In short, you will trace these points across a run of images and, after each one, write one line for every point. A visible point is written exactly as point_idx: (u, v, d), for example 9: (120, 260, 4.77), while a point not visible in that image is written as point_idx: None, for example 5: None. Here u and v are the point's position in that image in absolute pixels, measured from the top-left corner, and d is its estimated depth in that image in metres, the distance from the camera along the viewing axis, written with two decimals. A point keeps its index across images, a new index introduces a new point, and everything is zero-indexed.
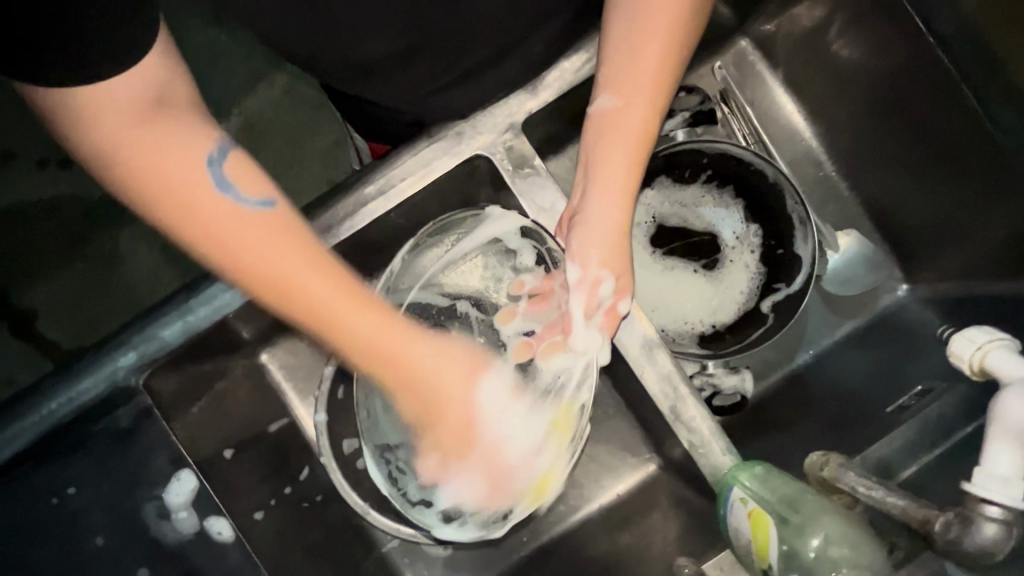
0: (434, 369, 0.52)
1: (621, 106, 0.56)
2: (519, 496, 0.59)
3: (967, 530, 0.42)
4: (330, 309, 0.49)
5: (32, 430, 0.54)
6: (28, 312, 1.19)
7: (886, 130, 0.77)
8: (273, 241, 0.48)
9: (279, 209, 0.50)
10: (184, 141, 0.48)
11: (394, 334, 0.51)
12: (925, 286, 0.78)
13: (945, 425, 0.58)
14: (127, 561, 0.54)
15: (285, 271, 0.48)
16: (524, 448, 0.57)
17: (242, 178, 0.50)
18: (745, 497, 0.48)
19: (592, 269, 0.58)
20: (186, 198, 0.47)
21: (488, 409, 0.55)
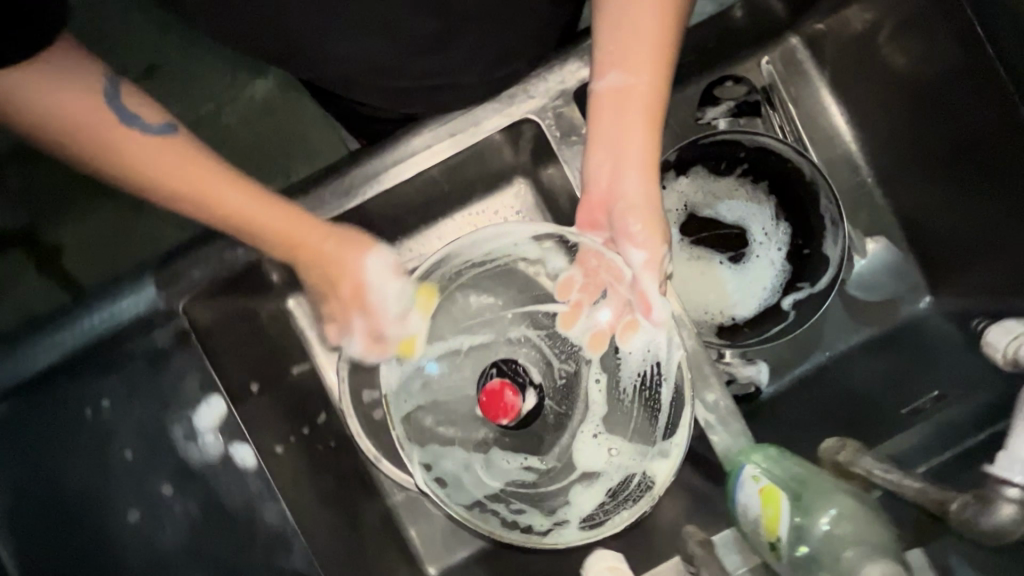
0: (332, 250, 0.57)
1: (630, 80, 0.55)
2: (657, 458, 0.59)
3: (983, 512, 0.41)
4: (247, 212, 0.54)
5: (74, 337, 0.56)
6: (52, 247, 1.15)
7: (926, 141, 0.76)
8: (171, 158, 0.53)
9: (177, 133, 0.54)
10: (79, 85, 0.51)
11: (305, 230, 0.56)
12: (947, 299, 0.78)
13: (958, 429, 0.58)
14: (153, 476, 0.57)
15: (211, 193, 0.53)
16: (400, 309, 0.61)
17: (141, 109, 0.53)
18: (758, 474, 0.51)
19: (654, 246, 0.57)
20: (80, 132, 0.51)
21: (378, 275, 0.59)
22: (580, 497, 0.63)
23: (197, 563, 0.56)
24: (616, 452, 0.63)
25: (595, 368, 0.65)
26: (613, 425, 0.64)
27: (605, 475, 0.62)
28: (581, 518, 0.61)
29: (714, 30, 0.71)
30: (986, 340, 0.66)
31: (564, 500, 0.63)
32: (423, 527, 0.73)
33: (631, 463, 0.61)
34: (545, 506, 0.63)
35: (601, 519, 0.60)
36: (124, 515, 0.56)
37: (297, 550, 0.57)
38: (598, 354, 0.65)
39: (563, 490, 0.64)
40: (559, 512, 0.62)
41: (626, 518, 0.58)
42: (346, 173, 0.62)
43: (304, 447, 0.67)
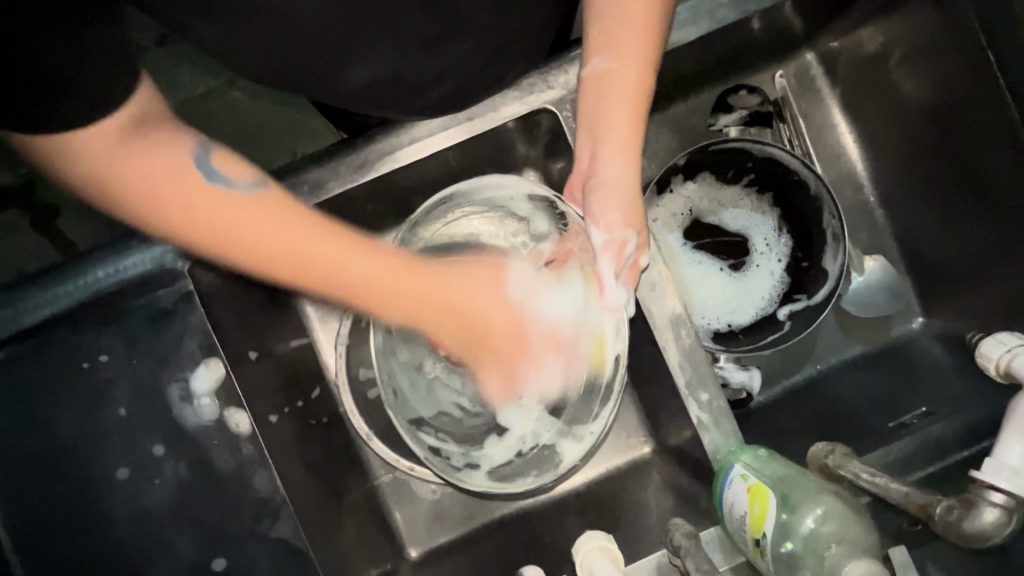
0: (473, 292, 0.56)
1: (616, 64, 0.55)
2: (572, 439, 0.65)
3: (966, 514, 0.43)
4: (355, 272, 0.49)
5: (81, 289, 0.56)
6: (52, 207, 1.09)
7: (929, 165, 0.77)
8: (282, 224, 0.48)
9: (272, 189, 0.49)
10: (172, 149, 0.47)
11: (422, 275, 0.53)
12: (939, 322, 0.80)
13: (943, 447, 0.59)
14: (146, 434, 0.57)
15: (318, 255, 0.48)
16: (561, 310, 0.61)
17: (229, 167, 0.49)
18: (747, 473, 0.52)
19: (617, 231, 0.58)
20: (179, 191, 0.46)
21: (532, 303, 0.60)
22: (495, 449, 0.67)
23: (183, 526, 0.56)
24: (539, 422, 0.65)
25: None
26: (542, 390, 0.67)
27: (521, 436, 0.67)
28: (488, 471, 0.66)
29: (732, 40, 0.72)
30: (980, 351, 0.66)
31: (478, 443, 0.68)
32: (405, 510, 0.73)
33: (545, 436, 0.66)
34: (464, 445, 0.68)
35: (507, 477, 0.66)
36: (113, 472, 0.56)
37: (284, 518, 0.58)
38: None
39: (481, 436, 0.68)
40: (473, 455, 0.67)
41: (531, 483, 0.64)
42: (361, 149, 0.62)
43: (295, 419, 0.67)
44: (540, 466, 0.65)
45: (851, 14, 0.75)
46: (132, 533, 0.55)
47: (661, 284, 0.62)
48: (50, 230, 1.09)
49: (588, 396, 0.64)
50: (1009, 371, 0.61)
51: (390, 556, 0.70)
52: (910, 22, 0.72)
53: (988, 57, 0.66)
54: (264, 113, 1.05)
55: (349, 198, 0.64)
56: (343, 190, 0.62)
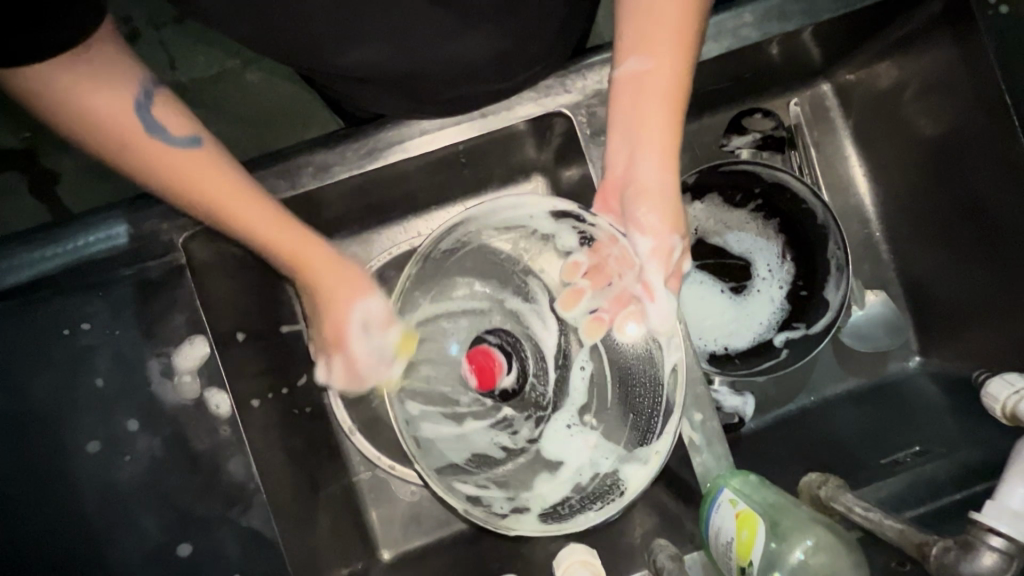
0: (323, 280, 0.55)
1: (655, 66, 0.54)
2: (634, 464, 0.59)
3: (963, 557, 0.42)
4: (260, 234, 0.51)
5: (31, 265, 0.54)
6: (51, 173, 1.05)
7: (938, 204, 0.76)
8: (189, 166, 0.48)
9: (208, 146, 0.50)
10: (118, 83, 0.47)
11: (297, 235, 0.53)
12: (935, 362, 0.79)
13: (936, 488, 0.59)
14: (121, 408, 0.56)
15: (207, 195, 0.49)
16: (382, 364, 0.59)
17: (168, 118, 0.49)
18: (736, 499, 0.50)
19: (664, 237, 0.56)
20: (128, 140, 0.47)
21: (361, 340, 0.57)
22: (544, 485, 0.62)
23: (150, 505, 0.55)
24: (596, 447, 0.62)
25: (584, 354, 0.64)
26: (591, 419, 0.63)
27: (576, 467, 0.62)
28: (540, 513, 0.61)
29: (750, 62, 0.71)
30: (987, 390, 0.65)
31: (529, 484, 0.62)
32: (382, 509, 0.71)
33: (603, 464, 0.61)
34: (506, 487, 0.62)
35: (565, 513, 0.60)
36: (84, 445, 0.55)
37: (256, 507, 0.57)
38: (593, 339, 0.63)
39: (528, 475, 0.62)
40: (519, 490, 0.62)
41: (595, 516, 0.58)
42: (369, 136, 0.62)
43: (278, 405, 0.66)
44: (599, 497, 0.60)
45: (870, 47, 0.75)
46: (96, 507, 0.54)
47: None
48: (48, 197, 1.05)
49: (647, 417, 0.60)
50: (1015, 413, 0.60)
51: (363, 556, 0.68)
52: (929, 60, 0.71)
53: (1007, 101, 0.65)
54: (273, 99, 1.04)
55: (353, 184, 0.64)
56: (350, 174, 0.61)
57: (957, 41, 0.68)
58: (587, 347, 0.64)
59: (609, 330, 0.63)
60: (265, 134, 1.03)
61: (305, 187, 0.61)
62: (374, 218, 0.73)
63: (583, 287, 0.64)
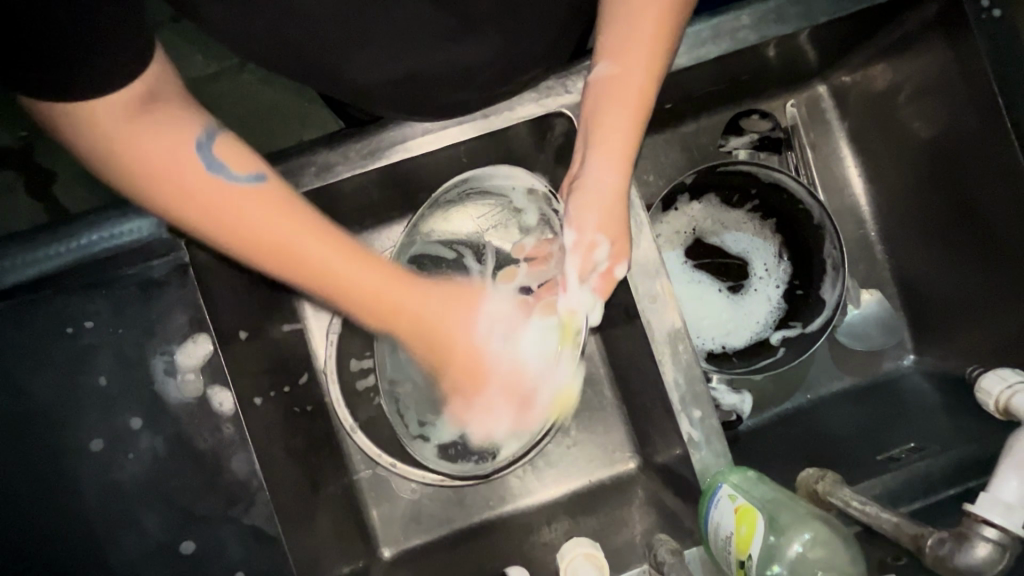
0: (437, 319, 0.54)
1: (622, 69, 0.55)
2: (510, 440, 0.64)
3: (958, 549, 0.43)
4: (337, 272, 0.49)
5: (40, 263, 0.55)
6: (49, 172, 1.05)
7: (932, 205, 0.77)
8: (273, 218, 0.47)
9: (271, 182, 0.48)
10: (179, 138, 0.46)
11: (396, 287, 0.52)
12: (929, 361, 0.80)
13: (931, 483, 0.60)
14: (124, 406, 0.56)
15: (297, 251, 0.47)
16: (540, 361, 0.60)
17: (231, 157, 0.48)
18: (735, 494, 0.51)
19: (588, 233, 0.58)
20: (188, 186, 0.46)
21: (499, 341, 0.57)
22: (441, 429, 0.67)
23: (154, 502, 0.55)
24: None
25: None
26: None
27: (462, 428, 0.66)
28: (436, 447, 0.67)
29: (748, 64, 0.72)
30: (980, 386, 0.66)
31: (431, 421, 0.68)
32: (382, 507, 0.72)
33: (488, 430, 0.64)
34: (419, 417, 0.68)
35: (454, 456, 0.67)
36: (87, 443, 0.55)
37: (259, 504, 0.57)
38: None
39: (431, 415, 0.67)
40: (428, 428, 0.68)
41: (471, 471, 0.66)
42: (371, 136, 0.62)
43: (280, 403, 0.66)
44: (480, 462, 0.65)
45: (864, 50, 0.76)
46: (100, 505, 0.54)
47: (662, 298, 0.61)
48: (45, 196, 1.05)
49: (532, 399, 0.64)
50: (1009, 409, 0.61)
51: (364, 554, 0.69)
52: (922, 63, 0.73)
53: (1000, 103, 0.66)
54: (272, 98, 1.04)
55: (355, 184, 0.64)
56: (352, 174, 0.62)
57: (949, 44, 0.69)
58: None
59: None
60: (264, 134, 1.03)
61: (308, 186, 0.61)
62: (376, 217, 0.74)
63: (521, 267, 0.67)
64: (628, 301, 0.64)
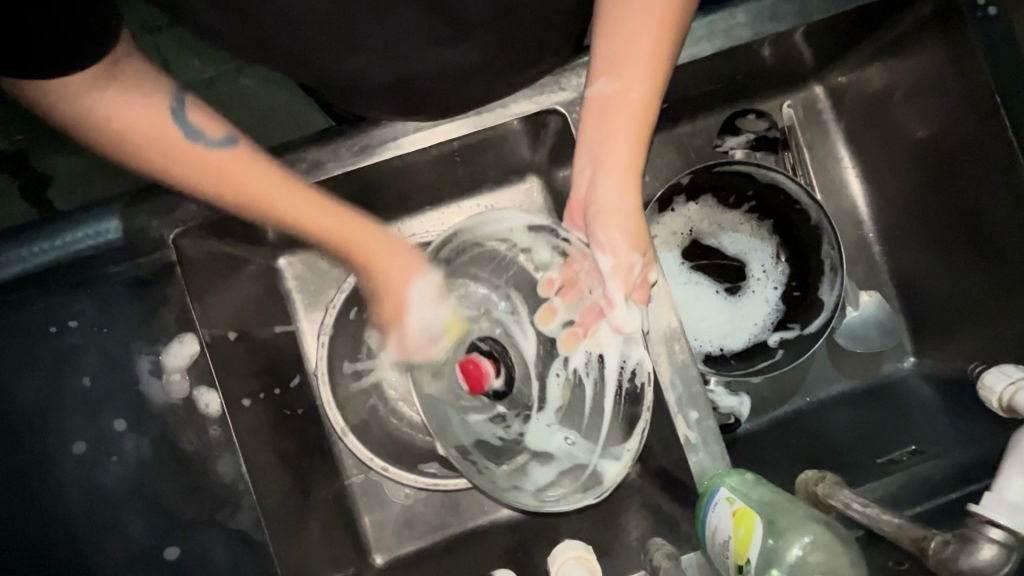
0: (382, 261, 0.55)
1: (623, 86, 0.54)
2: (609, 459, 0.59)
3: (961, 552, 0.41)
4: (295, 213, 0.51)
5: (22, 260, 0.55)
6: (42, 176, 1.04)
7: (930, 205, 0.77)
8: (240, 167, 0.49)
9: (240, 147, 0.51)
10: (152, 94, 0.48)
11: (354, 229, 0.54)
12: (930, 363, 0.79)
13: (933, 487, 0.58)
14: (108, 408, 0.55)
15: (258, 195, 0.50)
16: (432, 331, 0.58)
17: (201, 122, 0.50)
18: (732, 497, 0.50)
19: (624, 256, 0.56)
20: (163, 144, 0.48)
21: (420, 298, 0.56)
22: (536, 473, 0.61)
23: (139, 507, 0.54)
24: (573, 443, 0.62)
25: (558, 363, 0.64)
26: (568, 419, 0.63)
27: (557, 458, 0.62)
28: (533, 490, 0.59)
29: (742, 64, 0.72)
30: (983, 381, 0.67)
31: (519, 469, 0.60)
32: (374, 513, 0.71)
33: (582, 456, 0.61)
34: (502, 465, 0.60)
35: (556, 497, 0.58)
36: (70, 445, 0.54)
37: (245, 508, 0.55)
38: (570, 354, 0.63)
39: (519, 465, 0.61)
40: (517, 475, 0.60)
41: (587, 496, 0.57)
42: (364, 134, 0.62)
43: (270, 406, 0.65)
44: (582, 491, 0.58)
45: (859, 50, 0.76)
46: (84, 508, 0.53)
47: (658, 296, 0.61)
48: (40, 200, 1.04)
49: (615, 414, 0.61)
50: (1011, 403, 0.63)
51: (354, 561, 0.67)
52: (918, 62, 0.72)
53: (997, 101, 0.66)
54: (266, 102, 1.04)
55: (346, 182, 0.64)
56: (343, 172, 0.61)
57: (945, 44, 0.69)
58: (563, 360, 0.64)
59: (583, 344, 0.62)
60: (258, 136, 1.03)
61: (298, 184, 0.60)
62: None
63: (556, 304, 0.64)
64: None
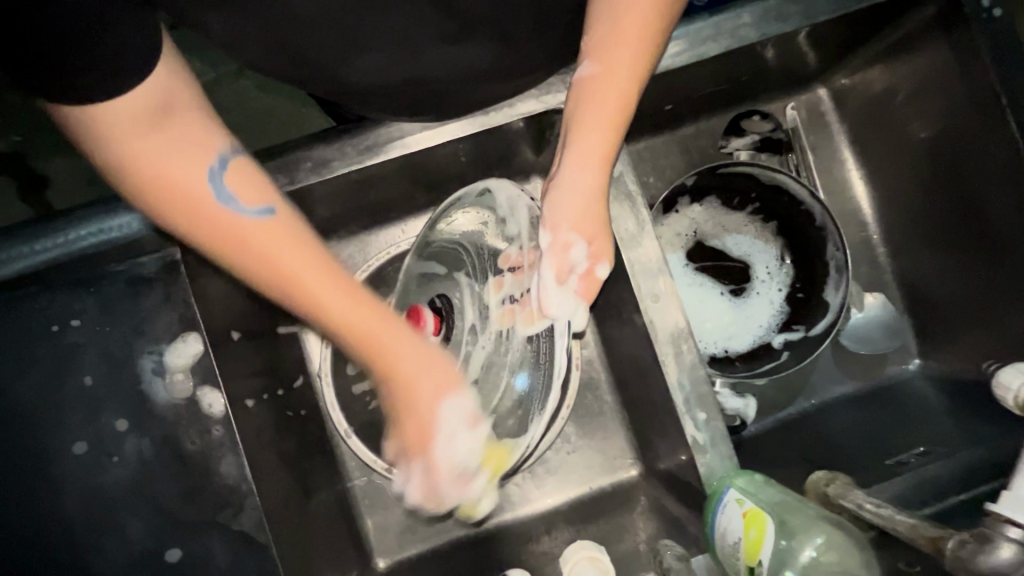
0: (415, 372, 0.47)
1: (604, 72, 0.53)
2: None
3: (983, 552, 0.40)
4: (321, 304, 0.44)
5: (23, 258, 0.53)
6: (43, 178, 1.04)
7: (934, 206, 0.77)
8: (273, 239, 0.44)
9: (279, 217, 0.45)
10: (195, 149, 0.44)
11: (382, 327, 0.46)
12: (935, 364, 0.79)
13: (942, 488, 0.58)
14: (109, 408, 0.54)
15: (285, 274, 0.44)
16: (470, 449, 0.48)
17: (246, 186, 0.45)
18: (743, 498, 0.50)
19: (562, 233, 0.55)
20: (195, 205, 0.44)
21: (455, 441, 0.48)
22: None
23: (139, 507, 0.53)
24: None
25: (486, 338, 0.59)
26: None
27: None
28: None
29: (746, 65, 0.72)
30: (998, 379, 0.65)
31: None
32: (376, 517, 0.69)
33: None
34: None
35: None
36: (71, 446, 0.53)
37: (248, 510, 0.55)
38: (502, 327, 0.58)
39: None
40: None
41: None
42: (368, 132, 0.62)
43: (273, 406, 0.64)
44: None
45: (863, 51, 0.76)
46: (84, 510, 0.52)
47: (665, 296, 0.60)
48: (38, 203, 1.03)
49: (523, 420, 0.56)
50: None
51: (357, 565, 0.66)
52: (922, 63, 0.72)
53: (1003, 100, 0.66)
54: (268, 104, 1.03)
55: (352, 181, 0.64)
56: (348, 169, 0.61)
57: (950, 45, 0.69)
58: (496, 333, 0.59)
59: (514, 324, 0.57)
60: (259, 137, 1.02)
61: (304, 181, 0.60)
62: (373, 218, 0.73)
63: (505, 277, 0.60)
64: (630, 299, 0.62)
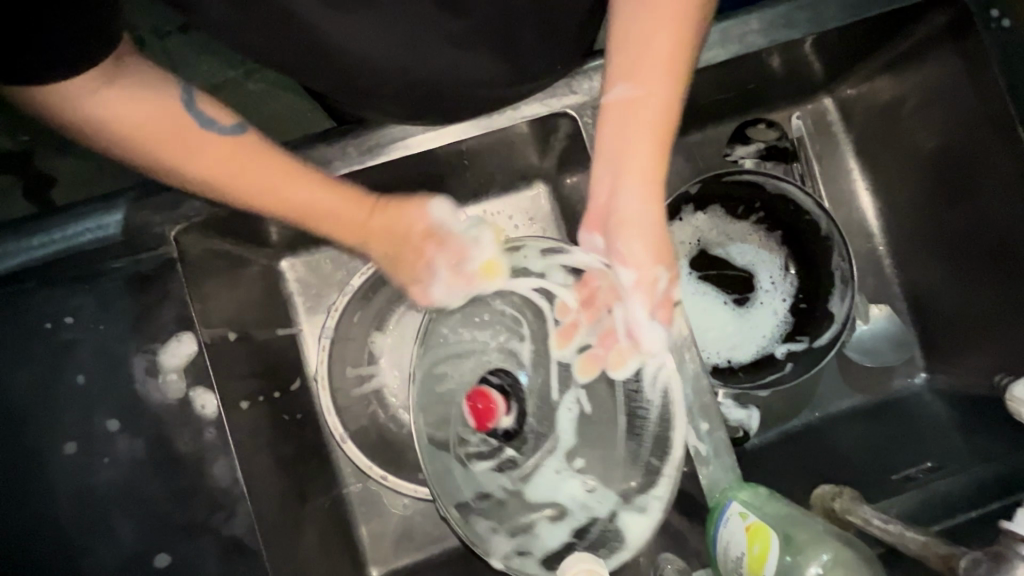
0: (396, 237, 0.56)
1: (648, 95, 0.52)
2: (632, 512, 0.53)
3: (997, 568, 0.39)
4: (302, 196, 0.52)
5: (20, 253, 0.55)
6: (47, 177, 1.04)
7: (943, 219, 0.75)
8: (252, 156, 0.51)
9: (249, 133, 0.52)
10: (159, 90, 0.48)
11: (364, 209, 0.55)
12: (942, 378, 0.78)
13: (951, 504, 0.57)
14: (98, 407, 0.53)
15: (271, 177, 0.51)
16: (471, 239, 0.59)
17: (214, 110, 0.51)
18: (746, 511, 0.49)
19: (647, 269, 0.54)
20: (168, 133, 0.49)
21: (454, 221, 0.59)
22: (546, 529, 0.54)
23: (129, 509, 0.52)
24: (592, 490, 0.54)
25: (571, 395, 0.55)
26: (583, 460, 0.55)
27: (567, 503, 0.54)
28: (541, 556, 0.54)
29: (753, 73, 0.72)
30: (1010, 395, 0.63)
31: (527, 528, 0.55)
32: (372, 524, 0.70)
33: (597, 508, 0.54)
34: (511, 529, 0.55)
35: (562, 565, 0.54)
36: (61, 445, 0.52)
37: (240, 514, 0.53)
38: (590, 378, 0.55)
39: (525, 518, 0.55)
40: (524, 538, 0.55)
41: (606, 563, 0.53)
42: (367, 132, 0.61)
43: (270, 409, 0.63)
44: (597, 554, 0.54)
45: (872, 61, 0.76)
46: (74, 510, 0.51)
47: None
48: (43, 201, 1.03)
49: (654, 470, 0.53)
50: None
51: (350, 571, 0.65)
52: (929, 73, 0.72)
53: (1009, 109, 0.64)
54: (273, 105, 1.03)
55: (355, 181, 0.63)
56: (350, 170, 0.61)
57: (958, 54, 0.68)
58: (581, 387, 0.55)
59: (604, 369, 0.55)
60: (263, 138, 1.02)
61: None
62: None
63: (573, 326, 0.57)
64: None
